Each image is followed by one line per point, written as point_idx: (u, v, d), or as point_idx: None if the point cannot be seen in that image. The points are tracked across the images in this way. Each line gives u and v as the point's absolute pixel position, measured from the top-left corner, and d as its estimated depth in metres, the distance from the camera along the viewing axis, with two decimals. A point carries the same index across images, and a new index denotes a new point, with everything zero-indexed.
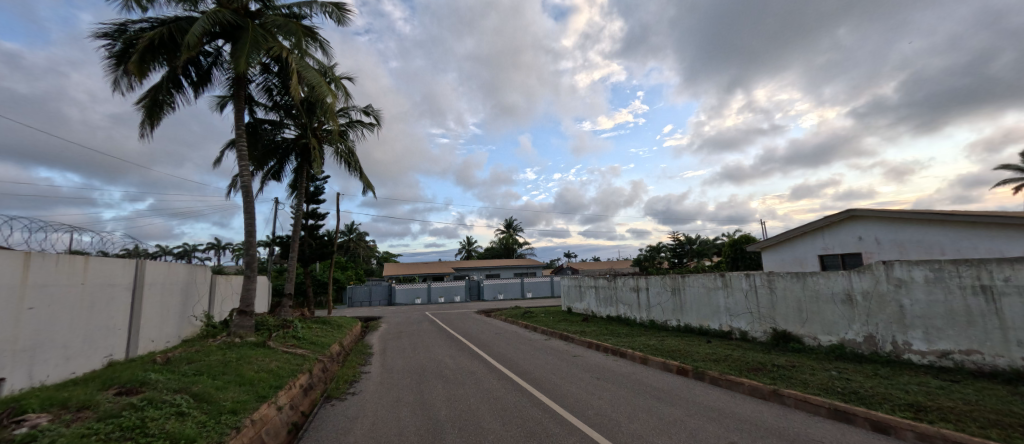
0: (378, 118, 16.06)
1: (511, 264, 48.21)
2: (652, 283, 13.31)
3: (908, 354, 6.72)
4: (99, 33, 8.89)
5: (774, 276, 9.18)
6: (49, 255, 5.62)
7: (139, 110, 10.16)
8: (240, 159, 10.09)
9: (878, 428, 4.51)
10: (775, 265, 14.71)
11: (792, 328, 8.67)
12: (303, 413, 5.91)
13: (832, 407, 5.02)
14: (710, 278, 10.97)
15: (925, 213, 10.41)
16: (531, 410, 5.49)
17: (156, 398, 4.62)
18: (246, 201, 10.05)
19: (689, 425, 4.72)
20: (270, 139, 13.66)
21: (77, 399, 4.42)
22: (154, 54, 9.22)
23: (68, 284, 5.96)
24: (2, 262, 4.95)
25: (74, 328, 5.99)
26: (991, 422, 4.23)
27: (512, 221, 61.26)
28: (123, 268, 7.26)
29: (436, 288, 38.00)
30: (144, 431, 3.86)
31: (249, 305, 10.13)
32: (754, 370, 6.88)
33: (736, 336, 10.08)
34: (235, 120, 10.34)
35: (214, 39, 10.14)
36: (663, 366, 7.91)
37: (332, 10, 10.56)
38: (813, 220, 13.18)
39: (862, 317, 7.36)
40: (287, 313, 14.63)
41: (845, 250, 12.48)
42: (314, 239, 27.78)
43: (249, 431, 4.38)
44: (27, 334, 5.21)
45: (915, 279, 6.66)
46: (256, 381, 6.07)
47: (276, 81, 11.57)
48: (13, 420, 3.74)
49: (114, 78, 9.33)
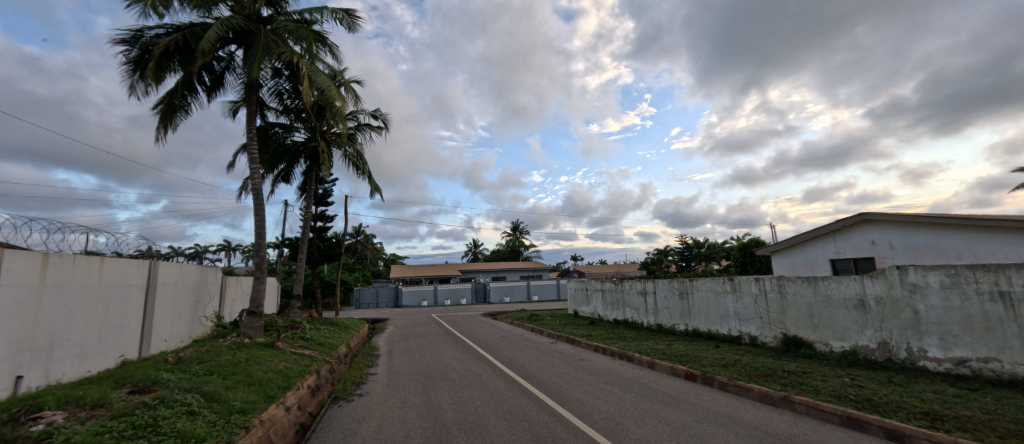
0: (387, 121, 16.12)
1: (518, 267, 48.45)
2: (660, 287, 13.24)
3: (924, 361, 6.58)
4: (117, 39, 9.09)
5: (783, 281, 9.04)
6: (65, 256, 5.74)
7: (155, 115, 10.36)
8: (251, 163, 10.21)
9: (893, 436, 4.41)
10: (786, 269, 14.55)
11: (803, 334, 8.54)
12: (310, 414, 5.95)
13: (845, 414, 4.92)
14: (718, 282, 10.84)
15: (941, 217, 10.19)
16: (538, 414, 5.46)
17: (167, 397, 4.69)
18: (256, 205, 10.18)
19: (698, 431, 4.66)
20: (281, 143, 13.87)
21: (91, 397, 4.50)
22: (170, 59, 9.40)
23: (84, 285, 6.08)
24: (23, 263, 5.10)
25: (90, 328, 6.11)
26: (1010, 432, 4.11)
27: (518, 225, 62.06)
28: (139, 269, 7.42)
29: (442, 290, 38.14)
30: (155, 430, 3.92)
31: (259, 307, 10.25)
32: (764, 375, 6.78)
33: (745, 342, 9.95)
34: (248, 125, 10.47)
35: (227, 44, 10.32)
36: (670, 371, 7.83)
37: (342, 16, 10.67)
38: (825, 224, 12.97)
39: (876, 323, 7.23)
40: (295, 315, 14.79)
41: (857, 254, 12.29)
42: (322, 240, 28.19)
43: (258, 431, 4.40)
44: (44, 333, 5.33)
45: (930, 285, 6.52)
46: (265, 382, 6.14)
47: (287, 85, 11.75)
48: (30, 417, 3.81)
49: (130, 83, 9.53)
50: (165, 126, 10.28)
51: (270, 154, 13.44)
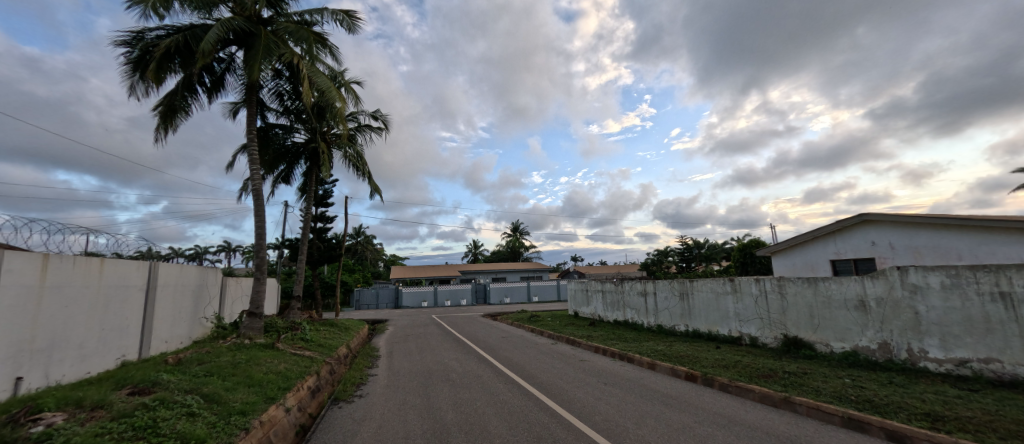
0: (387, 122, 16.12)
1: (518, 268, 48.48)
2: (660, 288, 13.24)
3: (925, 362, 6.57)
4: (118, 40, 9.11)
5: (784, 282, 9.02)
6: (65, 257, 5.74)
7: (155, 115, 10.37)
8: (251, 164, 10.22)
9: (894, 438, 4.40)
10: (787, 270, 14.55)
11: (804, 335, 8.52)
12: (310, 415, 5.93)
13: (846, 415, 4.91)
14: (719, 283, 10.83)
15: (942, 217, 10.19)
16: (539, 415, 5.44)
17: (167, 399, 4.69)
18: (256, 206, 10.18)
19: (698, 432, 4.66)
20: (281, 144, 13.85)
21: (91, 399, 4.49)
22: (170, 61, 9.41)
23: (85, 286, 6.08)
24: (24, 264, 5.10)
25: (89, 329, 6.11)
26: (1012, 433, 4.10)
27: (518, 226, 62.26)
28: (138, 270, 7.41)
29: (442, 291, 38.10)
30: (156, 431, 3.91)
31: (259, 308, 10.24)
32: (764, 376, 6.77)
33: (746, 343, 9.94)
34: (248, 126, 10.47)
35: (228, 45, 10.33)
36: (671, 372, 7.83)
37: (342, 17, 10.67)
38: (826, 225, 12.96)
39: (877, 323, 7.22)
40: (295, 316, 14.79)
41: (857, 255, 12.28)
42: (322, 241, 28.19)
43: (257, 433, 4.39)
44: (44, 334, 5.33)
45: (930, 285, 6.51)
46: (265, 383, 6.14)
47: (288, 86, 11.76)
48: (30, 419, 3.81)
49: (131, 83, 9.54)
50: (165, 127, 10.29)
51: (270, 155, 13.43)
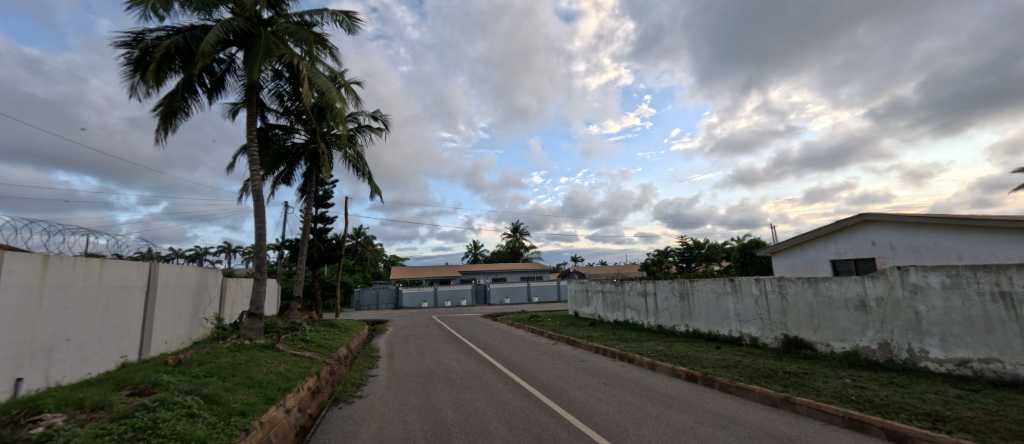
0: (387, 122, 16.13)
1: (518, 268, 48.48)
2: (660, 288, 13.24)
3: (925, 362, 6.56)
4: (119, 42, 9.12)
5: (784, 282, 9.02)
6: (65, 258, 5.74)
7: (155, 116, 10.39)
8: (251, 164, 10.22)
9: (895, 438, 4.39)
10: (787, 270, 14.55)
11: (804, 335, 8.52)
12: (310, 416, 5.92)
13: (847, 415, 4.90)
14: (719, 283, 10.83)
15: (942, 217, 10.18)
16: (540, 416, 5.43)
17: (168, 399, 4.69)
18: (256, 206, 10.18)
19: (699, 433, 4.65)
20: (281, 144, 13.86)
21: (91, 399, 4.49)
22: (170, 62, 9.42)
23: (85, 287, 6.08)
24: (23, 266, 5.09)
25: (89, 331, 6.11)
26: (1012, 433, 4.10)
27: (518, 226, 62.40)
28: (138, 271, 7.40)
29: (442, 291, 38.10)
30: (155, 432, 3.91)
31: (259, 309, 10.23)
32: (764, 376, 6.77)
33: (746, 343, 9.94)
34: (248, 127, 10.47)
35: (228, 46, 10.34)
36: (671, 372, 7.83)
37: (342, 18, 10.68)
38: (826, 225, 12.96)
39: (877, 324, 7.21)
40: (295, 316, 14.77)
41: (857, 255, 12.28)
42: (322, 242, 28.22)
43: (257, 433, 4.39)
44: (45, 336, 5.33)
45: (931, 285, 6.51)
46: (265, 383, 6.14)
47: (287, 87, 11.77)
48: (30, 420, 3.80)
49: (131, 84, 9.55)
50: (165, 128, 10.29)
51: (270, 156, 13.43)
